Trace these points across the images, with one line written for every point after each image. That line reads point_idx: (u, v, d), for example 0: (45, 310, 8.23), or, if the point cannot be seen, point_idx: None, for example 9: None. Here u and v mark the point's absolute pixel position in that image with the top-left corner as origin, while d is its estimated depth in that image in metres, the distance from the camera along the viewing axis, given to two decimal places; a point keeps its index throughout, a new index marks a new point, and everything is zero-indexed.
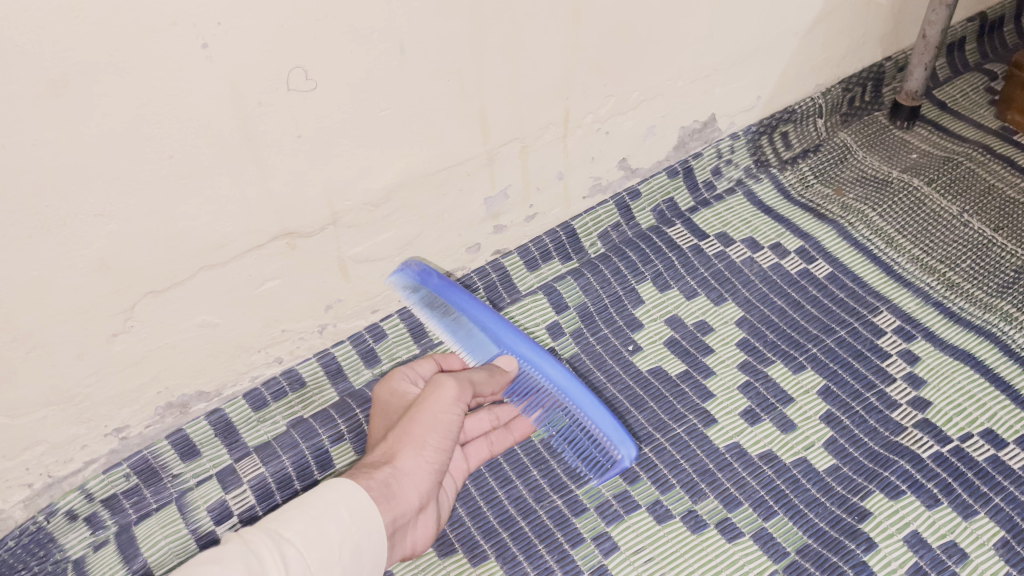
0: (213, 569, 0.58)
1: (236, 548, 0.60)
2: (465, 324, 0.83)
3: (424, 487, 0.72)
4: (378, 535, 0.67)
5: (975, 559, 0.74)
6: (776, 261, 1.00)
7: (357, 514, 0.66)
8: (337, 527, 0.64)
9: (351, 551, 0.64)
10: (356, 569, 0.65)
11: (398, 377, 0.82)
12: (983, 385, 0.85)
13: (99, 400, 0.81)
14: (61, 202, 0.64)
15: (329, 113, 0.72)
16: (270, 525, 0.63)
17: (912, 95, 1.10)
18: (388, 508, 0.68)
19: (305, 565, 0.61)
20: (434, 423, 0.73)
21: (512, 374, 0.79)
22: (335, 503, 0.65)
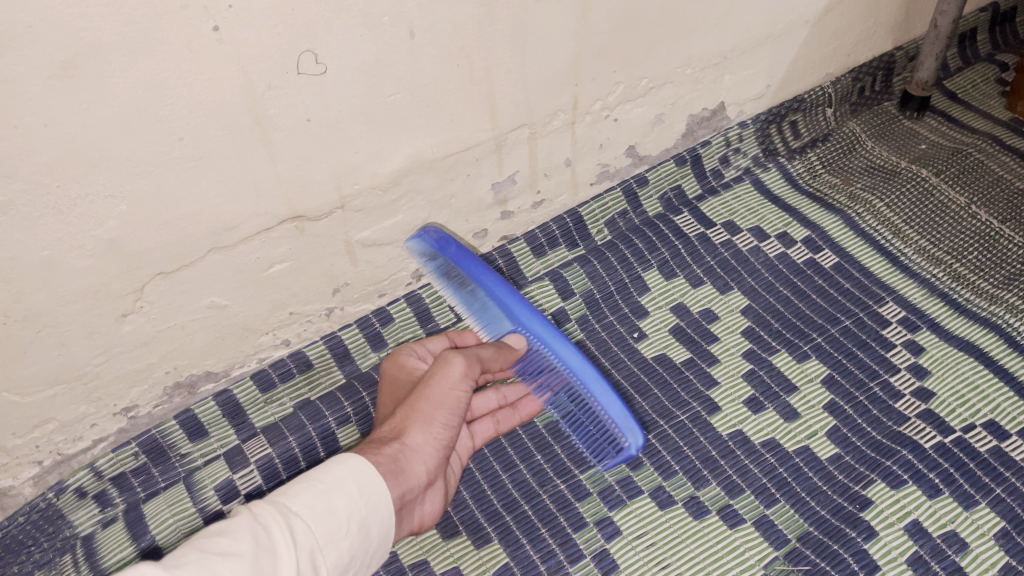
0: (222, 541, 0.57)
1: (245, 521, 0.59)
2: (482, 298, 0.83)
3: (431, 464, 0.73)
4: (386, 510, 0.67)
5: (976, 549, 0.74)
6: (782, 250, 1.00)
7: (365, 489, 0.65)
8: (346, 502, 0.64)
9: (357, 526, 0.64)
10: (363, 545, 0.65)
11: (406, 354, 0.85)
12: (987, 376, 0.85)
13: (109, 379, 0.82)
14: (72, 183, 0.64)
15: (337, 97, 0.72)
16: (278, 498, 0.62)
17: (922, 85, 1.10)
18: (397, 482, 0.69)
19: (313, 538, 0.61)
20: (443, 400, 0.75)
21: (519, 352, 0.80)
22: (342, 478, 0.65)
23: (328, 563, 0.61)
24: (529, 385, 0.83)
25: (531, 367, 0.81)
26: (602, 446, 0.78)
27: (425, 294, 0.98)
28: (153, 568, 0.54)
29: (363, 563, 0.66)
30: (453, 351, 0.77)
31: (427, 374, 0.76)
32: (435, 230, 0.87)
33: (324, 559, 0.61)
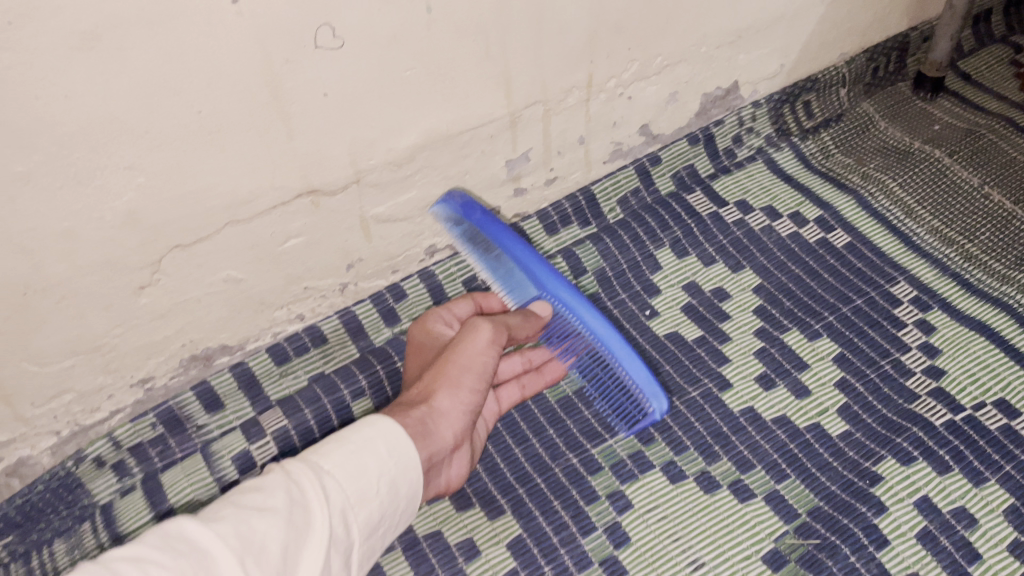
0: (257, 497, 0.59)
1: (279, 478, 0.61)
2: (507, 264, 0.84)
3: (458, 428, 0.74)
4: (415, 472, 0.67)
5: (984, 524, 0.75)
6: (794, 229, 1.00)
7: (395, 450, 0.66)
8: (376, 462, 0.64)
9: (388, 486, 0.65)
10: (392, 504, 0.66)
11: (434, 320, 0.86)
12: (998, 355, 0.86)
13: (126, 350, 0.83)
14: (92, 154, 0.65)
15: (354, 71, 0.72)
16: (311, 455, 0.63)
17: (936, 66, 1.10)
18: (425, 444, 0.70)
19: (344, 497, 0.62)
20: (470, 365, 0.76)
21: (546, 319, 0.81)
22: (373, 439, 0.65)
23: (359, 520, 0.63)
24: (555, 350, 0.85)
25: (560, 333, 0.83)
26: (626, 411, 0.80)
27: (438, 271, 0.99)
28: (192, 523, 0.56)
29: (394, 521, 0.67)
30: (481, 318, 0.78)
31: (454, 339, 0.77)
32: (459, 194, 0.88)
33: (356, 517, 0.62)
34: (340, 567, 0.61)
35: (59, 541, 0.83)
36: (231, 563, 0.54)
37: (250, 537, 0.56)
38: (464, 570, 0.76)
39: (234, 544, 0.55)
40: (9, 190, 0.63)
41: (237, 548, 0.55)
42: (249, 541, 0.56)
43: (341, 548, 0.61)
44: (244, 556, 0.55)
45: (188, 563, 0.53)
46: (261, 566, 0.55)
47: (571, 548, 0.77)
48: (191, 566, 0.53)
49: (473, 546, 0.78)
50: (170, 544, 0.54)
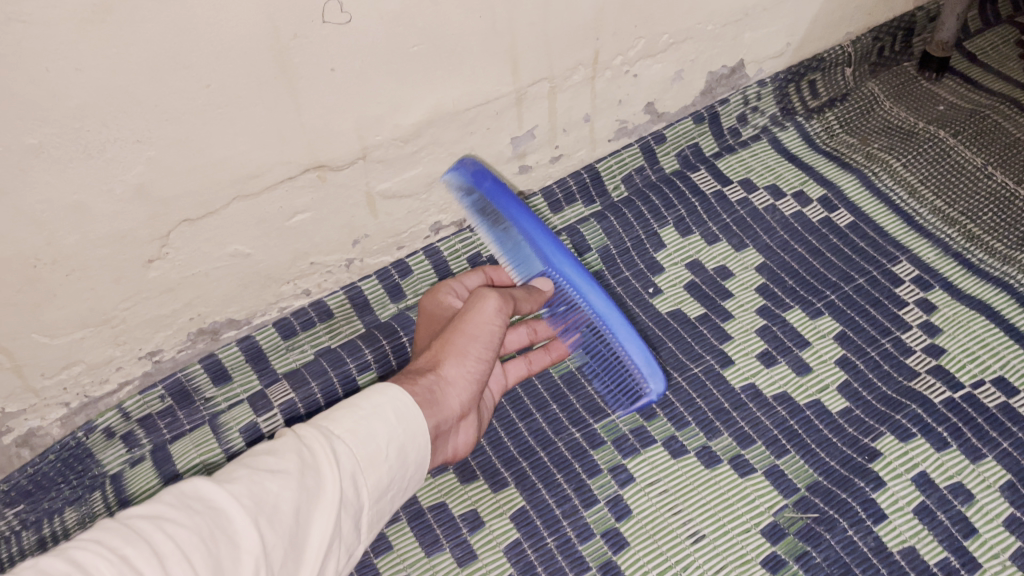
0: (269, 460, 0.60)
1: (290, 441, 0.62)
2: (515, 237, 0.84)
3: (464, 396, 0.75)
4: (423, 438, 0.68)
5: (981, 500, 0.76)
6: (798, 209, 1.00)
7: (403, 417, 0.67)
8: (385, 428, 0.65)
9: (396, 451, 0.66)
10: (401, 469, 0.67)
11: (444, 291, 0.87)
12: (998, 334, 0.87)
13: (135, 323, 0.84)
14: (102, 128, 0.65)
15: (361, 46, 0.73)
16: (321, 421, 0.64)
17: (942, 46, 1.10)
18: (432, 412, 0.71)
19: (354, 461, 0.63)
20: (477, 334, 0.76)
21: (547, 294, 0.82)
22: (381, 406, 0.66)
23: (369, 485, 0.64)
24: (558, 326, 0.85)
25: (561, 309, 0.83)
26: (626, 388, 0.80)
27: (443, 247, 1.00)
28: (206, 482, 0.57)
29: (402, 486, 0.68)
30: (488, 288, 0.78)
31: (462, 309, 0.78)
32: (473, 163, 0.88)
33: (366, 481, 0.64)
34: (350, 529, 0.63)
35: (70, 509, 0.85)
36: (245, 522, 0.56)
37: (263, 497, 0.57)
38: (469, 540, 0.78)
39: (248, 504, 0.57)
40: (20, 163, 0.64)
41: (250, 508, 0.57)
42: (263, 502, 0.57)
43: (350, 511, 0.63)
44: (257, 516, 0.56)
45: (204, 521, 0.55)
46: (274, 526, 0.57)
47: (573, 521, 0.78)
48: (207, 524, 0.55)
49: (476, 518, 0.79)
50: (185, 502, 0.56)
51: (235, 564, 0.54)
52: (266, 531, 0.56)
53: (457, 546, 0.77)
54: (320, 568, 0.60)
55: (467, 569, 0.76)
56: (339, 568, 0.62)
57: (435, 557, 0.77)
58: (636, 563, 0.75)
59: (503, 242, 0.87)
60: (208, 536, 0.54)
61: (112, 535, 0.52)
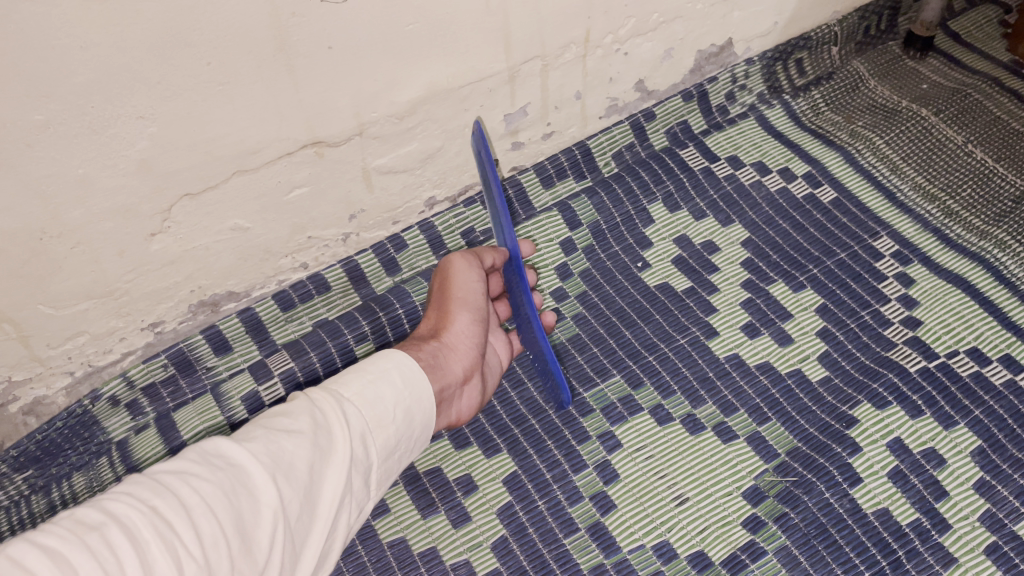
0: (284, 421, 0.63)
1: (303, 404, 0.65)
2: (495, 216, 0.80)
3: (467, 361, 0.78)
4: (428, 401, 0.71)
5: (952, 464, 0.79)
6: (783, 185, 1.03)
7: (410, 381, 0.70)
8: (392, 391, 0.68)
9: (402, 413, 0.69)
10: (407, 431, 0.70)
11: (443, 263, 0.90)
12: (973, 307, 0.90)
13: (137, 295, 0.86)
14: (106, 104, 0.67)
15: (358, 25, 0.74)
16: (332, 385, 0.67)
17: (926, 25, 1.12)
18: (436, 376, 0.74)
19: (364, 422, 0.66)
20: (463, 296, 0.80)
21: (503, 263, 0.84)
22: (388, 370, 0.69)
23: (377, 445, 0.67)
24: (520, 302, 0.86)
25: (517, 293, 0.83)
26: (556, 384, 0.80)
27: (437, 222, 1.02)
28: (227, 440, 0.60)
29: (409, 447, 0.71)
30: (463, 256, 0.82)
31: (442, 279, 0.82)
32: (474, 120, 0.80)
33: (374, 441, 0.67)
34: (360, 486, 0.66)
35: (78, 474, 0.88)
36: (264, 478, 0.59)
37: (280, 455, 0.61)
38: (463, 503, 0.81)
39: (266, 461, 0.60)
40: (25, 138, 0.66)
41: (268, 465, 0.60)
42: (280, 459, 0.60)
43: (361, 469, 0.66)
44: (275, 472, 0.60)
45: (226, 476, 0.58)
46: (291, 482, 0.60)
47: (563, 484, 0.81)
48: (229, 479, 0.58)
49: (470, 482, 0.82)
50: (208, 459, 0.59)
51: (256, 516, 0.58)
52: (284, 486, 0.60)
53: (452, 509, 0.81)
54: (332, 522, 0.63)
55: (461, 530, 0.79)
56: (350, 523, 0.66)
57: (431, 519, 0.80)
58: (622, 524, 0.78)
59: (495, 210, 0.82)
60: (230, 490, 0.57)
61: (142, 489, 0.56)
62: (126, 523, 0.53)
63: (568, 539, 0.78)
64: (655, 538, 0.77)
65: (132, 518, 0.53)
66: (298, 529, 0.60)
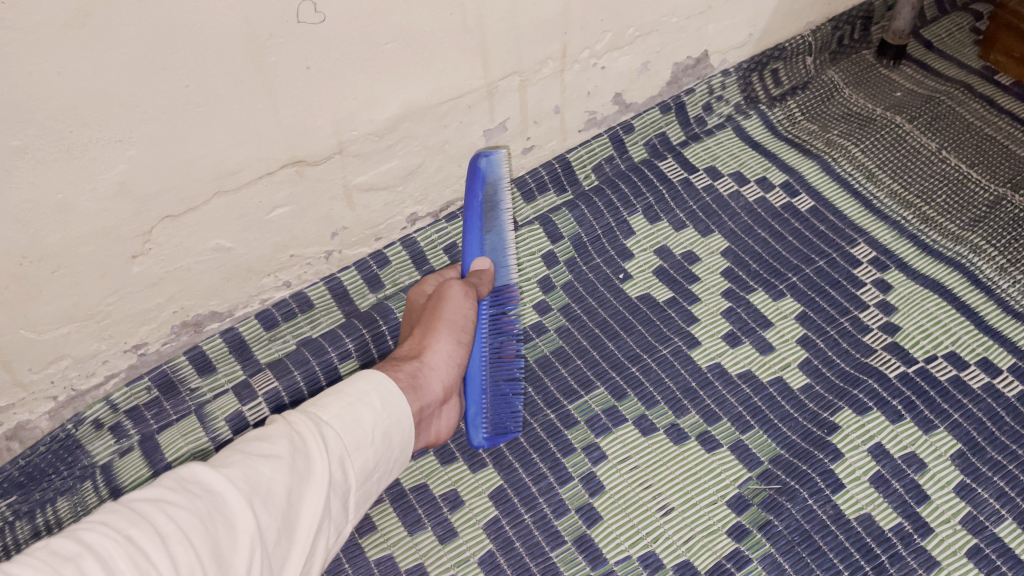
0: (262, 445, 0.63)
1: (280, 426, 0.65)
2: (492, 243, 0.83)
3: (447, 380, 0.78)
4: (407, 422, 0.71)
5: (932, 468, 0.80)
6: (761, 194, 1.04)
7: (389, 403, 0.70)
8: (371, 413, 0.68)
9: (382, 435, 0.69)
10: (386, 452, 0.70)
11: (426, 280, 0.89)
12: (951, 312, 0.91)
13: (120, 318, 0.86)
14: (84, 128, 0.67)
15: (336, 44, 0.75)
16: (310, 407, 0.67)
17: (899, 34, 1.13)
18: (414, 397, 0.74)
19: (342, 444, 0.66)
20: (454, 320, 0.79)
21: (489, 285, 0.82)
22: (368, 392, 0.69)
23: (356, 467, 0.67)
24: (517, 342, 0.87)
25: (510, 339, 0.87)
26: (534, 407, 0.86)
27: (419, 238, 1.02)
28: (203, 466, 0.60)
29: (388, 468, 0.71)
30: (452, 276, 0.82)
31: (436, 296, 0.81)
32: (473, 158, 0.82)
33: (353, 463, 0.67)
34: (338, 509, 0.66)
35: (62, 499, 0.87)
36: (241, 505, 0.59)
37: (257, 480, 0.61)
38: (449, 519, 0.81)
39: (243, 487, 0.60)
40: (4, 164, 0.66)
41: (245, 491, 0.60)
42: (256, 484, 0.60)
43: (339, 492, 0.66)
44: (252, 498, 0.60)
45: (202, 504, 0.58)
46: (268, 507, 0.60)
47: (549, 497, 0.82)
48: (205, 506, 0.58)
49: (457, 497, 0.83)
50: (184, 486, 0.59)
51: (232, 543, 0.58)
52: (261, 512, 0.60)
53: (438, 524, 0.81)
54: (311, 546, 0.63)
55: (448, 546, 0.79)
56: (329, 546, 0.66)
57: (417, 535, 0.80)
58: (608, 536, 0.79)
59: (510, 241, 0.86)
60: (206, 517, 0.58)
61: (117, 517, 0.56)
62: (101, 555, 0.53)
63: (555, 553, 0.78)
64: (641, 549, 0.78)
65: (107, 549, 0.54)
66: (276, 554, 0.61)
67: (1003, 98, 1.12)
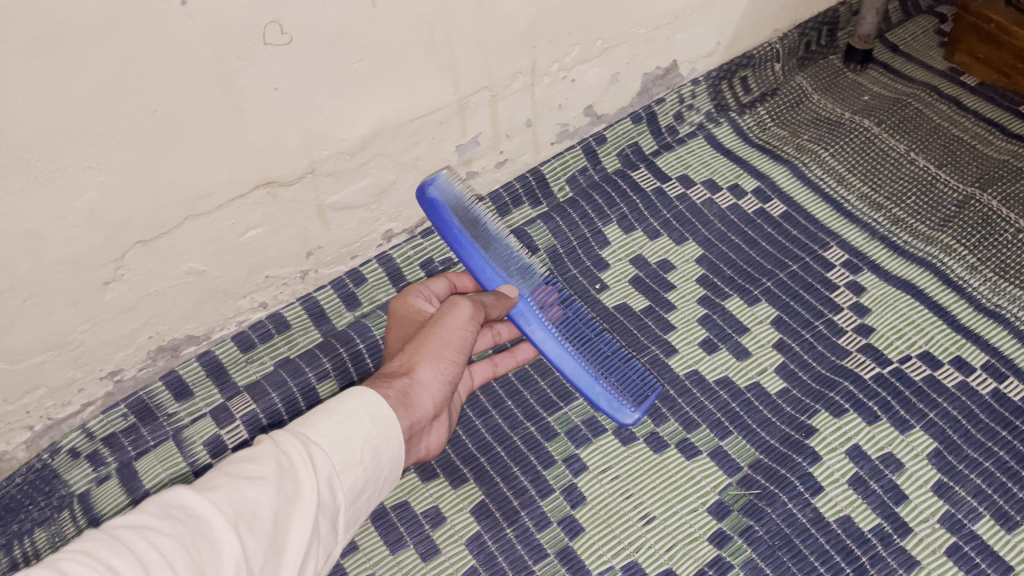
0: (249, 467, 0.61)
1: (267, 447, 0.63)
2: (496, 255, 0.86)
3: (438, 397, 0.77)
4: (396, 439, 0.70)
5: (910, 467, 0.81)
6: (733, 202, 1.05)
7: (378, 420, 0.69)
8: (359, 431, 0.67)
9: (371, 453, 0.68)
10: (376, 471, 0.69)
11: (415, 295, 0.86)
12: (924, 312, 0.92)
13: (94, 345, 0.86)
14: (51, 156, 0.67)
15: (305, 65, 0.75)
16: (298, 427, 0.66)
17: (865, 39, 1.15)
18: (406, 414, 0.73)
19: (330, 464, 0.65)
20: (450, 338, 0.78)
21: (514, 300, 0.83)
22: (356, 410, 0.68)
23: (344, 487, 0.66)
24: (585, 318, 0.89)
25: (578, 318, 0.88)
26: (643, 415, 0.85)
27: (395, 255, 1.03)
28: (188, 490, 0.58)
29: (377, 488, 0.70)
30: (461, 295, 0.81)
31: (439, 310, 0.79)
32: (421, 193, 0.84)
33: (342, 483, 0.65)
34: (327, 531, 0.64)
35: (39, 530, 0.86)
36: (226, 529, 0.57)
37: (242, 503, 0.59)
38: (431, 536, 0.81)
39: (227, 511, 0.58)
40: None
41: (230, 514, 0.58)
42: (242, 507, 0.58)
43: (328, 513, 0.65)
44: (237, 522, 0.58)
45: (186, 529, 0.56)
46: (254, 531, 0.58)
47: (531, 510, 0.82)
48: (189, 532, 0.56)
49: (438, 514, 0.82)
50: (169, 511, 0.57)
51: (217, 568, 0.56)
52: (247, 537, 0.58)
53: (420, 542, 0.81)
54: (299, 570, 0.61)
55: (431, 563, 0.79)
56: (317, 568, 0.64)
57: (399, 554, 0.80)
58: (591, 548, 0.78)
59: (513, 250, 0.88)
60: (190, 543, 0.55)
61: (99, 546, 0.54)
62: None
63: (537, 566, 0.78)
64: (624, 559, 0.78)
65: None
66: None
67: (968, 98, 1.14)
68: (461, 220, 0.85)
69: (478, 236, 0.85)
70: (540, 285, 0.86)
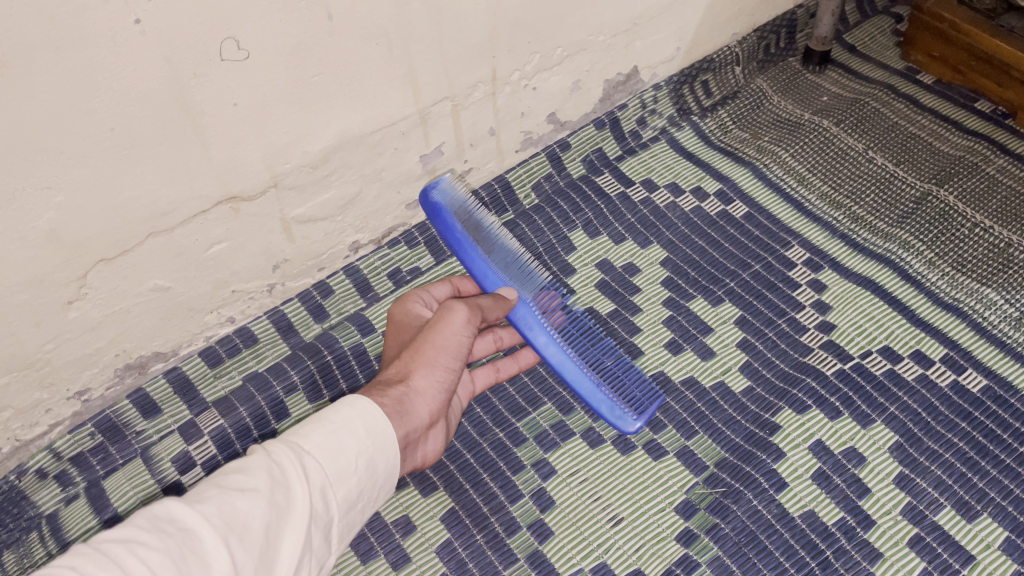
0: (240, 479, 0.61)
1: (260, 458, 0.63)
2: (500, 260, 0.87)
3: (434, 406, 0.77)
4: (392, 448, 0.71)
5: (872, 461, 0.82)
6: (696, 204, 1.06)
7: (372, 430, 0.69)
8: (354, 441, 0.67)
9: (365, 464, 0.68)
10: (369, 480, 0.69)
11: (413, 299, 0.86)
12: (883, 308, 0.93)
13: (60, 364, 0.85)
14: (8, 177, 0.67)
15: (262, 81, 0.76)
16: (292, 437, 0.66)
17: (821, 40, 1.17)
18: (401, 422, 0.73)
19: (324, 475, 0.65)
20: (446, 345, 0.78)
21: (513, 303, 0.83)
22: (351, 419, 0.68)
23: (338, 497, 0.66)
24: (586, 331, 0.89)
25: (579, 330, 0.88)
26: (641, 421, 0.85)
27: (362, 266, 1.03)
28: (177, 503, 0.58)
29: (371, 497, 0.70)
30: (457, 299, 0.80)
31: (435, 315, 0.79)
32: (425, 198, 0.87)
33: (335, 493, 0.66)
34: (320, 541, 0.64)
35: (8, 552, 0.86)
36: (215, 542, 0.56)
37: (233, 517, 0.58)
38: (402, 545, 0.81)
39: (217, 523, 0.57)
40: None
41: (221, 527, 0.57)
42: (232, 521, 0.58)
43: (321, 524, 0.64)
44: (227, 535, 0.57)
45: (176, 543, 0.55)
46: (244, 544, 0.58)
47: (501, 515, 0.82)
48: (179, 545, 0.55)
49: (409, 522, 0.83)
50: (158, 525, 0.56)
51: None
52: (237, 550, 0.57)
53: (391, 551, 0.81)
54: None
55: (402, 571, 0.79)
56: None
57: (370, 563, 0.80)
58: (560, 551, 0.79)
59: (517, 257, 0.89)
60: (180, 557, 0.55)
61: (86, 561, 0.53)
62: None
63: (507, 570, 0.79)
64: (593, 560, 0.78)
65: None
66: None
67: (925, 96, 1.16)
68: (463, 225, 0.87)
69: (480, 241, 0.87)
70: (543, 292, 0.86)
